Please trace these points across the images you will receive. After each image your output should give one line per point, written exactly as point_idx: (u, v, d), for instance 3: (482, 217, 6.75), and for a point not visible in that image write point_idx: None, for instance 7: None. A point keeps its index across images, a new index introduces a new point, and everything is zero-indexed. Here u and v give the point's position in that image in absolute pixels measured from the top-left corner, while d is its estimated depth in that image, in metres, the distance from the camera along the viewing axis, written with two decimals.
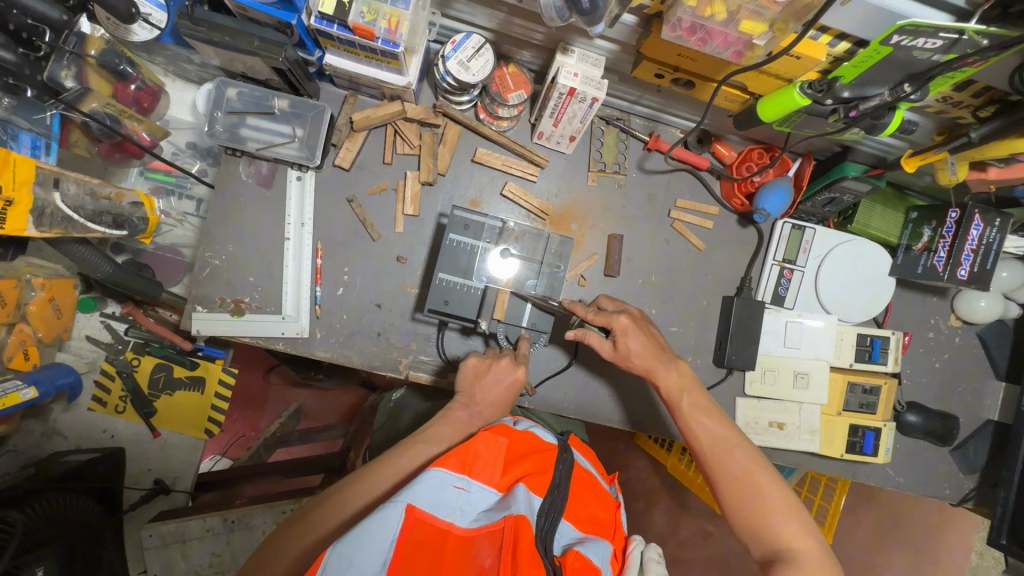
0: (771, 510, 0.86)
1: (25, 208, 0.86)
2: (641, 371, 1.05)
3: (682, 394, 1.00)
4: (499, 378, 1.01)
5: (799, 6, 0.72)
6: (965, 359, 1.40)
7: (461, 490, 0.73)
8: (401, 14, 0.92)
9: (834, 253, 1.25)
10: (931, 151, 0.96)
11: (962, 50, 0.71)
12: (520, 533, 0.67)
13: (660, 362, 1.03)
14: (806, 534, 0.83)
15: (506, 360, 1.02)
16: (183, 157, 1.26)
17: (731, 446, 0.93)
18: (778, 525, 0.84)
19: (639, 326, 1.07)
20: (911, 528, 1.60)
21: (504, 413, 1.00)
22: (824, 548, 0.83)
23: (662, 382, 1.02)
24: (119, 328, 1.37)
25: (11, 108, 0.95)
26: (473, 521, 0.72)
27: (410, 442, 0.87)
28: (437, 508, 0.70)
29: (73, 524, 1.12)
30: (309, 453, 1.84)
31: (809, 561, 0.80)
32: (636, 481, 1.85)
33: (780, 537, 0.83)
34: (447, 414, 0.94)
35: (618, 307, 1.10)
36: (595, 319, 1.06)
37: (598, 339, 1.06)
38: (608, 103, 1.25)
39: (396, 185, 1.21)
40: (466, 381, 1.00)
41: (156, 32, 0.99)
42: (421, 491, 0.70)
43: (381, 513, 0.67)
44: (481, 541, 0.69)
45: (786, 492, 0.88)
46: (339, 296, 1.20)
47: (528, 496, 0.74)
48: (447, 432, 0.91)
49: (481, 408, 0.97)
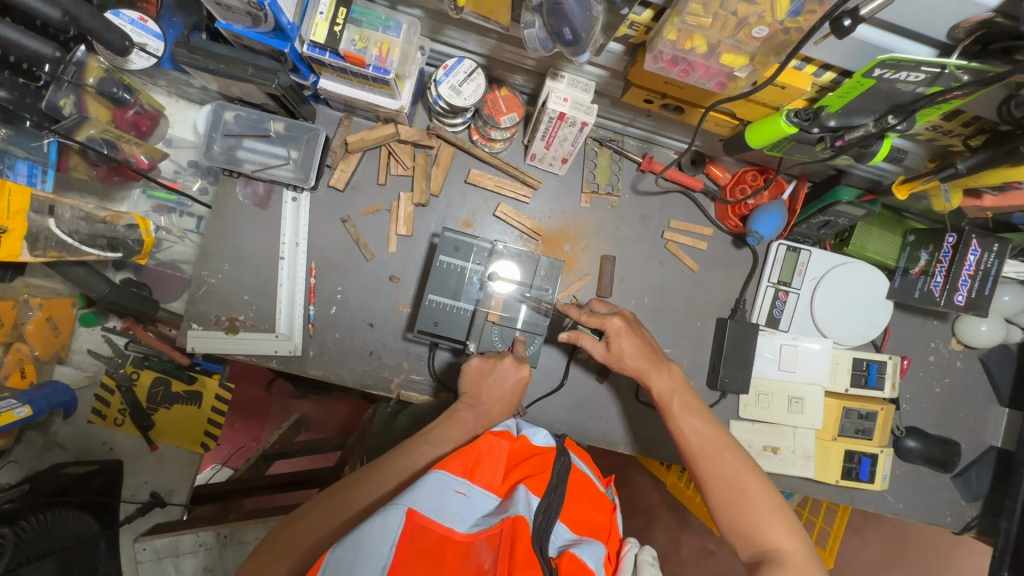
0: (759, 510, 0.84)
1: (19, 235, 0.90)
2: (634, 373, 1.04)
3: (674, 395, 1.00)
4: (501, 377, 1.01)
5: (778, 41, 0.73)
6: (967, 383, 1.37)
7: (462, 494, 0.73)
8: (391, 42, 0.95)
9: (830, 276, 1.24)
10: (921, 179, 0.96)
11: (945, 83, 0.71)
12: (517, 535, 0.66)
13: (652, 365, 1.03)
14: (795, 535, 0.82)
15: (509, 360, 1.02)
16: (185, 175, 1.28)
17: (721, 445, 0.92)
18: (765, 525, 0.83)
19: (633, 327, 1.06)
20: (916, 553, 1.56)
21: (505, 415, 1.00)
22: (810, 549, 0.82)
23: (655, 384, 1.02)
24: (120, 342, 1.40)
25: (10, 138, 0.98)
26: (473, 526, 0.71)
27: (414, 445, 0.87)
28: (437, 512, 0.69)
29: (71, 538, 1.16)
30: (307, 466, 1.87)
31: (793, 561, 0.80)
32: (637, 497, 1.82)
33: (767, 538, 0.82)
34: (452, 415, 0.95)
35: (611, 308, 1.10)
36: (589, 320, 1.05)
37: (591, 341, 1.06)
38: (602, 125, 1.26)
39: (390, 206, 1.23)
40: (471, 382, 1.01)
41: (154, 61, 1.02)
42: (421, 495, 0.70)
43: (382, 516, 0.66)
44: (480, 544, 0.68)
45: (776, 493, 0.87)
46: (332, 315, 1.21)
47: (527, 497, 0.74)
48: (452, 433, 0.91)
49: (486, 407, 0.98)
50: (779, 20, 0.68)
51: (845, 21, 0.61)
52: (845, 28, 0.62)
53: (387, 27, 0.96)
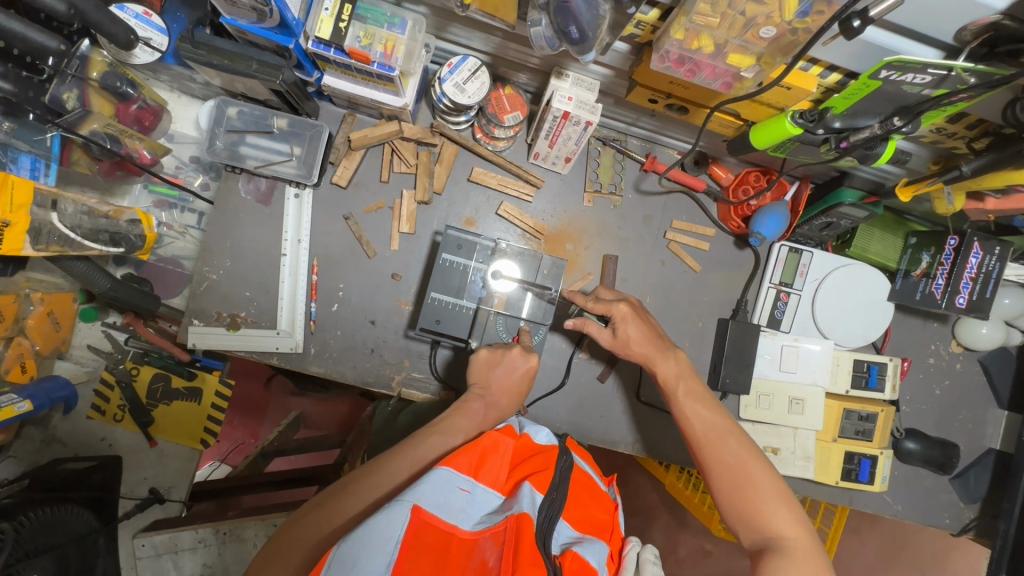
0: (762, 496, 0.84)
1: (22, 228, 0.89)
2: (639, 359, 1.05)
3: (679, 381, 1.00)
4: (509, 368, 1.01)
5: (784, 42, 0.73)
6: (966, 386, 1.38)
7: (467, 492, 0.73)
8: (396, 39, 0.95)
9: (832, 278, 1.24)
10: (924, 182, 0.96)
11: (951, 86, 0.71)
12: (521, 533, 0.66)
13: (658, 351, 1.03)
14: (798, 523, 0.82)
15: (517, 350, 1.02)
16: (187, 171, 1.29)
17: (724, 433, 0.92)
18: (768, 512, 0.83)
19: (639, 314, 1.06)
20: (913, 554, 1.56)
21: (514, 406, 1.01)
22: (813, 538, 0.81)
23: (660, 370, 1.02)
24: (120, 338, 1.39)
25: (12, 131, 0.97)
26: (477, 524, 0.71)
27: (423, 437, 0.87)
28: (442, 510, 0.69)
29: (72, 535, 1.16)
30: (308, 464, 1.86)
31: (794, 548, 0.79)
32: (636, 497, 1.82)
33: (770, 526, 0.82)
34: (462, 405, 0.95)
35: (617, 295, 1.10)
36: (594, 307, 1.06)
37: (597, 327, 1.06)
38: (606, 124, 1.26)
39: (393, 204, 1.22)
40: (479, 372, 1.01)
41: (158, 55, 1.03)
42: (426, 492, 0.69)
43: (387, 513, 0.65)
44: (484, 542, 0.68)
45: (779, 483, 0.87)
46: (334, 312, 1.21)
47: (531, 493, 0.74)
48: (463, 425, 0.91)
49: (496, 398, 0.98)
50: (787, 21, 0.68)
51: (854, 22, 0.62)
52: (855, 28, 0.63)
53: (392, 24, 0.95)
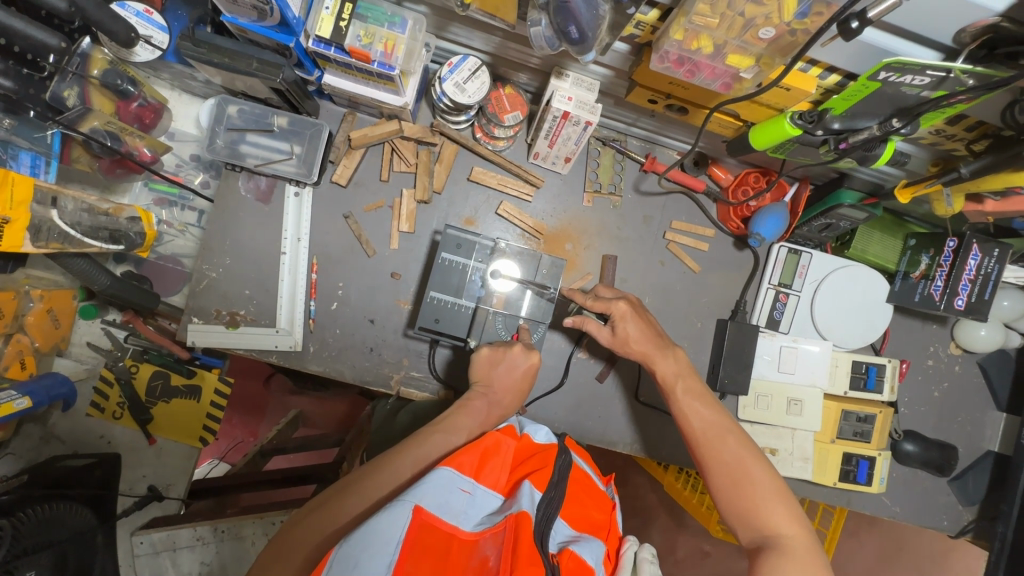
0: (759, 494, 0.84)
1: (22, 225, 0.89)
2: (638, 357, 1.05)
3: (678, 380, 1.00)
4: (508, 367, 1.01)
5: (783, 43, 0.73)
6: (965, 387, 1.38)
7: (467, 492, 0.73)
8: (397, 38, 0.95)
9: (830, 279, 1.24)
10: (923, 184, 0.96)
11: (949, 87, 0.71)
12: (520, 531, 0.66)
13: (657, 349, 1.03)
14: (795, 521, 0.82)
15: (518, 348, 1.02)
16: (187, 169, 1.29)
17: (723, 432, 0.92)
18: (765, 510, 0.83)
19: (638, 312, 1.06)
20: (911, 556, 1.56)
21: (516, 404, 1.01)
22: (810, 536, 0.81)
23: (659, 369, 1.02)
24: (119, 335, 1.39)
25: (12, 128, 0.98)
26: (477, 525, 0.71)
27: (424, 437, 0.87)
28: (442, 510, 0.69)
29: (67, 532, 1.18)
30: (307, 463, 1.85)
31: (791, 546, 0.79)
32: (634, 497, 1.82)
33: (768, 524, 0.82)
34: (465, 405, 0.95)
35: (616, 294, 1.10)
36: (594, 305, 1.06)
37: (596, 325, 1.07)
38: (606, 124, 1.26)
39: (393, 203, 1.23)
40: (481, 371, 1.02)
41: (158, 53, 1.02)
42: (427, 492, 0.70)
43: (388, 514, 0.66)
44: (484, 541, 0.68)
45: (777, 481, 0.87)
46: (334, 311, 1.21)
47: (530, 492, 0.74)
48: (465, 423, 0.91)
49: (498, 397, 0.99)
50: (785, 22, 0.68)
51: (853, 23, 0.62)
52: (853, 30, 0.63)
53: (392, 23, 0.95)
